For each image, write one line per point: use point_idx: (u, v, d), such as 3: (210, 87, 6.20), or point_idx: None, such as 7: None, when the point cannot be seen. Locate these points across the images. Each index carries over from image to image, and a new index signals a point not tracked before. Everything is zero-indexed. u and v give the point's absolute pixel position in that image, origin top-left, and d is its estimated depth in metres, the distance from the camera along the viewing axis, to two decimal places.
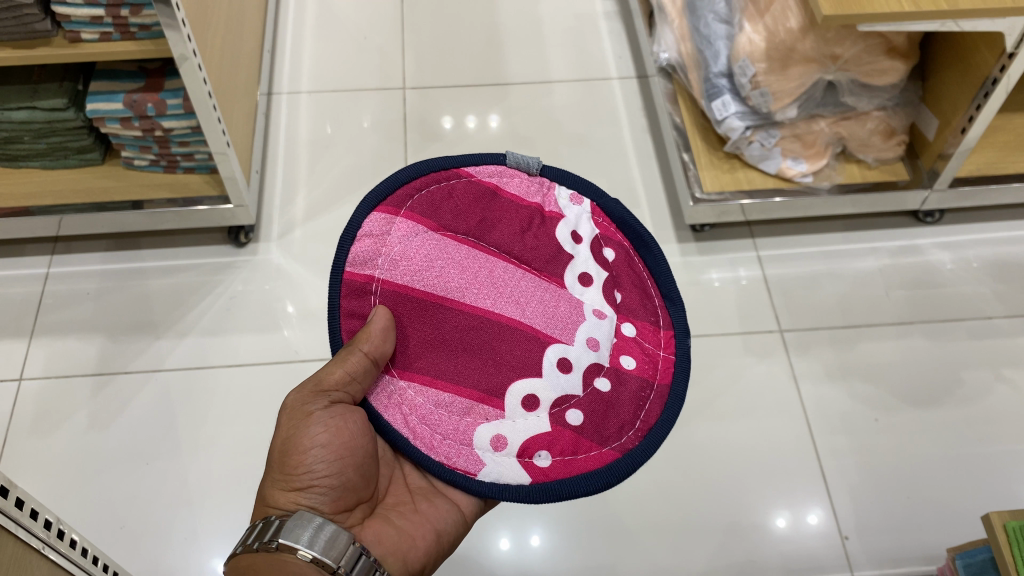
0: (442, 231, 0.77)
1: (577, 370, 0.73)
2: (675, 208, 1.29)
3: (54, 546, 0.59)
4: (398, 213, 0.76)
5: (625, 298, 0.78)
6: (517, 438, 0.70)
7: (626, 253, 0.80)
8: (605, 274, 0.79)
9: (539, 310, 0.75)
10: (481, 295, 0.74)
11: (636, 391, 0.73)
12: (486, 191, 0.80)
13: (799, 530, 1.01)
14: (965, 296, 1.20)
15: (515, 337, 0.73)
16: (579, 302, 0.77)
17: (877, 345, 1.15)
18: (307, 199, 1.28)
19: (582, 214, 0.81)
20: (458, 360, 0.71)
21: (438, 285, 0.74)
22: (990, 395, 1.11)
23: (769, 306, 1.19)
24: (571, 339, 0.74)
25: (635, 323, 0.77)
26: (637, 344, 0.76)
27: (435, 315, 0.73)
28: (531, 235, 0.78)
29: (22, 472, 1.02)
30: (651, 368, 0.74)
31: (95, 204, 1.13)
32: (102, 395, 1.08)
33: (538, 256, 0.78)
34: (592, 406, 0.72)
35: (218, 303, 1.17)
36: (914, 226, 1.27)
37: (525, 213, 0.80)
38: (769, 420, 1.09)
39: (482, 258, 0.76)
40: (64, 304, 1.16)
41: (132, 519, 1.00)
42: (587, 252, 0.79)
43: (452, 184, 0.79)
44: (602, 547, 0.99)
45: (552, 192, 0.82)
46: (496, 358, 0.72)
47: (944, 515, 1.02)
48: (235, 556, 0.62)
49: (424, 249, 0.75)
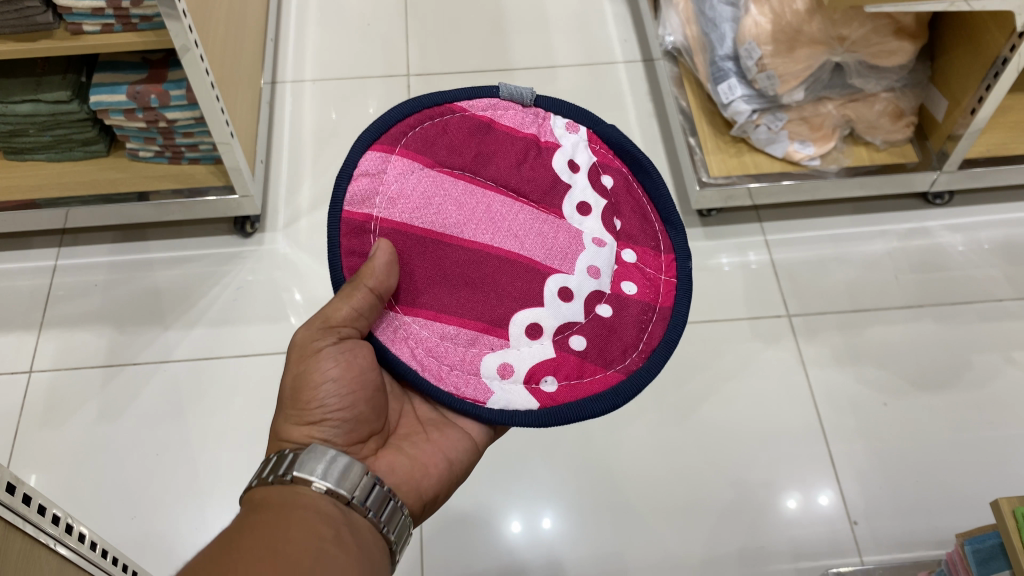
0: (438, 168, 0.74)
1: (578, 297, 0.71)
2: (682, 192, 1.29)
3: (63, 540, 0.59)
4: (393, 150, 0.73)
5: (625, 225, 0.76)
6: (524, 364, 0.68)
7: (621, 176, 0.78)
8: (604, 202, 0.76)
9: (538, 242, 0.73)
10: (480, 230, 0.72)
11: (639, 314, 0.71)
12: (480, 125, 0.77)
13: (808, 512, 1.01)
14: (975, 278, 1.19)
15: (515, 268, 0.71)
16: (578, 231, 0.74)
17: (887, 329, 1.14)
18: (314, 187, 1.28)
19: (578, 142, 0.79)
20: (461, 293, 0.69)
21: (438, 222, 0.71)
22: (1000, 378, 1.10)
23: (777, 291, 1.18)
24: (571, 268, 0.72)
25: (635, 249, 0.75)
26: (637, 270, 0.74)
27: (436, 251, 0.70)
28: (527, 167, 0.76)
29: (33, 463, 1.03)
30: (653, 291, 0.73)
31: (101, 196, 1.13)
32: (113, 386, 1.09)
33: (536, 188, 0.75)
34: (593, 332, 0.70)
35: (226, 293, 1.17)
36: (923, 207, 1.26)
37: (518, 142, 0.77)
38: (778, 404, 1.08)
39: (479, 190, 0.74)
40: (72, 296, 1.17)
41: (145, 509, 1.00)
42: (585, 181, 0.77)
43: (446, 120, 0.77)
44: (610, 531, 0.99)
45: (546, 121, 0.79)
46: (499, 290, 0.70)
47: (954, 498, 1.01)
48: (247, 489, 0.60)
49: (421, 186, 0.72)
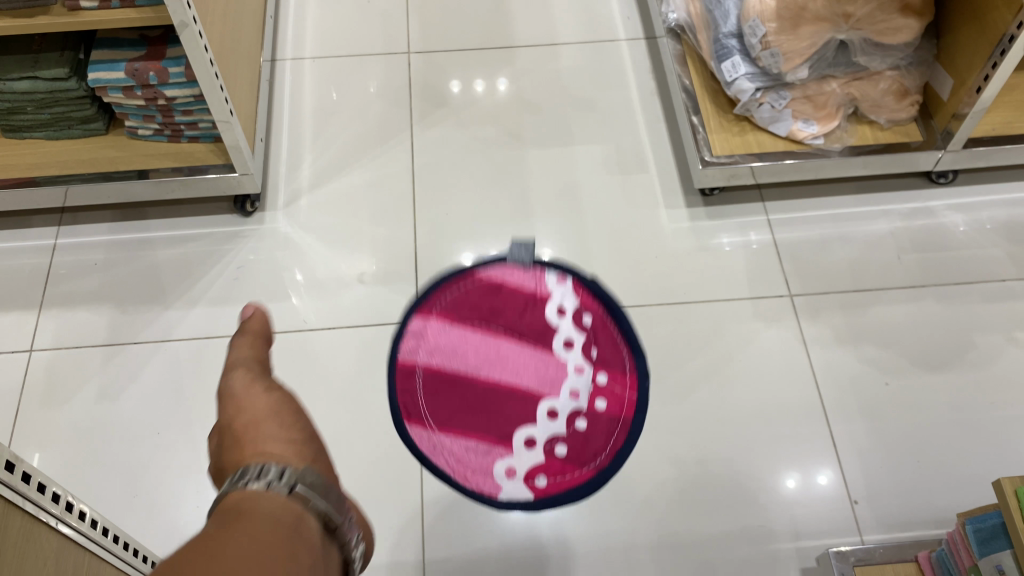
0: (459, 323, 0.88)
1: (561, 416, 0.83)
2: (684, 172, 1.28)
3: (64, 519, 0.59)
4: (432, 314, 0.90)
5: (601, 353, 0.88)
6: (522, 466, 0.81)
7: (596, 308, 0.91)
8: (585, 335, 0.88)
9: (535, 374, 0.85)
10: (493, 366, 0.85)
11: (606, 426, 0.85)
12: (492, 286, 0.91)
13: (808, 492, 1.01)
14: (978, 258, 1.18)
15: (516, 396, 0.84)
16: (563, 361, 0.86)
17: (889, 309, 1.14)
18: (314, 166, 1.27)
19: (566, 292, 0.91)
20: (474, 416, 0.83)
21: (461, 361, 0.85)
22: (1002, 357, 1.10)
23: (779, 270, 1.18)
24: (557, 394, 0.84)
25: (608, 372, 0.87)
26: (608, 390, 0.86)
27: (457, 386, 0.84)
28: (527, 316, 0.89)
29: (34, 443, 1.03)
30: (620, 399, 0.86)
31: (101, 174, 1.12)
32: (113, 365, 1.09)
33: (532, 330, 0.88)
34: (573, 443, 0.83)
35: (227, 272, 1.17)
36: (926, 187, 1.25)
37: (516, 294, 0.91)
38: (779, 384, 1.08)
39: (486, 331, 0.87)
40: (72, 275, 1.16)
41: (146, 488, 1.01)
42: (570, 325, 0.89)
43: (465, 286, 0.91)
44: (610, 511, 0.99)
45: (543, 278, 0.93)
46: (505, 412, 0.83)
47: (954, 478, 1.01)
48: (236, 498, 0.45)
49: (443, 339, 0.87)
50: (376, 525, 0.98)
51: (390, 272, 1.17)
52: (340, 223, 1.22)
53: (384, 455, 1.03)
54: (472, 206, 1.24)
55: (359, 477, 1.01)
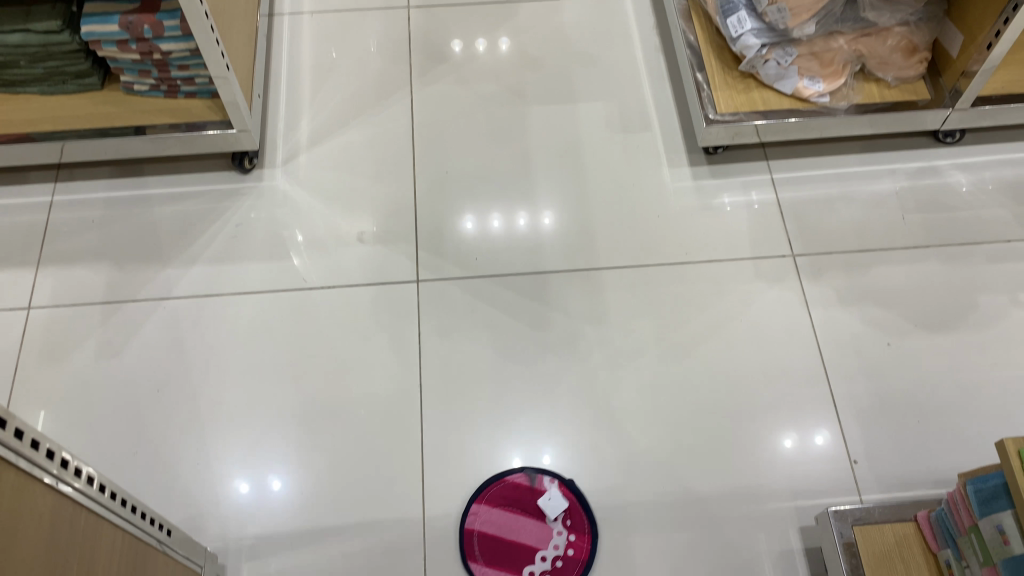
0: (488, 502, 0.97)
1: (549, 557, 0.94)
2: (688, 129, 1.26)
3: (58, 476, 0.59)
4: (478, 501, 0.97)
5: (574, 520, 0.96)
6: None
7: (581, 493, 0.98)
8: (564, 506, 0.97)
9: (536, 529, 0.96)
10: (510, 529, 0.96)
11: (573, 564, 0.94)
12: (512, 484, 0.98)
13: (807, 451, 1.01)
14: (983, 218, 1.17)
15: (525, 549, 0.95)
16: (547, 524, 0.96)
17: (892, 269, 1.13)
18: (312, 123, 1.26)
19: (556, 489, 0.98)
20: (496, 560, 0.94)
21: (491, 522, 0.96)
22: (1005, 319, 1.09)
23: (782, 229, 1.17)
24: (545, 543, 0.95)
25: (577, 530, 0.96)
26: (577, 541, 0.95)
27: (486, 537, 0.95)
28: (530, 499, 0.97)
29: (34, 400, 1.03)
30: (584, 549, 0.94)
31: (97, 130, 1.11)
32: (112, 323, 1.09)
33: (530, 502, 0.97)
34: (554, 574, 0.93)
35: (226, 230, 1.16)
36: (933, 146, 1.23)
37: (529, 495, 0.98)
38: (780, 344, 1.08)
39: (509, 517, 0.96)
40: (69, 232, 1.15)
41: (145, 445, 1.01)
42: (555, 499, 0.97)
43: (493, 489, 0.98)
44: (610, 470, 0.99)
45: (546, 482, 0.98)
46: (518, 554, 0.94)
47: (955, 439, 1.01)
48: None
49: (483, 515, 0.96)
50: (377, 482, 0.99)
51: (389, 230, 1.16)
52: (339, 181, 1.21)
53: (384, 413, 1.03)
54: (472, 165, 1.22)
55: (359, 435, 1.01)
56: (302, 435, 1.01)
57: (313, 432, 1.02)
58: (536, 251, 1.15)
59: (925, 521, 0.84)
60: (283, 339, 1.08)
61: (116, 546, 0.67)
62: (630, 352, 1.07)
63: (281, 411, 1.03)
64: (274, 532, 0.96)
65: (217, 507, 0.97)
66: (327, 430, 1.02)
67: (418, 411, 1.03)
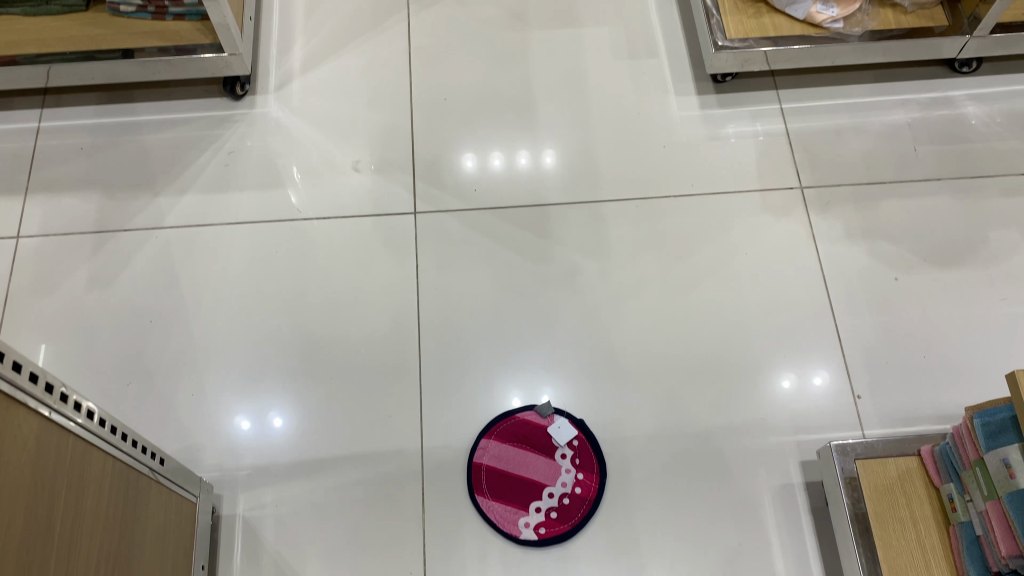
0: (499, 437, 0.96)
1: (557, 494, 0.93)
2: (695, 57, 1.22)
3: (42, 399, 0.57)
4: (489, 436, 0.96)
5: (584, 459, 0.95)
6: (530, 522, 0.92)
7: (590, 433, 0.96)
8: (575, 445, 0.96)
9: (546, 466, 0.94)
10: (519, 465, 0.94)
11: (580, 502, 0.93)
12: (523, 421, 0.97)
13: (810, 386, 1.00)
14: (997, 151, 1.14)
15: (533, 485, 0.94)
16: (557, 462, 0.95)
17: (902, 203, 1.11)
18: (306, 48, 1.22)
19: (568, 428, 0.96)
20: (504, 495, 0.93)
21: (501, 457, 0.95)
22: (1017, 253, 1.07)
23: (790, 161, 1.14)
24: (554, 480, 0.94)
25: (586, 469, 0.94)
26: (586, 480, 0.94)
27: (495, 471, 0.94)
28: (541, 436, 0.96)
29: (26, 330, 1.01)
30: (592, 488, 0.93)
31: (84, 54, 1.07)
32: (104, 253, 1.06)
33: (541, 439, 0.96)
34: (561, 511, 0.92)
35: (218, 158, 1.13)
36: (948, 76, 1.19)
37: (540, 432, 0.96)
38: (785, 278, 1.06)
39: (519, 454, 0.95)
40: (57, 159, 1.12)
41: (140, 376, 0.99)
42: (566, 438, 0.96)
43: (504, 424, 0.97)
44: (610, 404, 0.98)
45: (558, 420, 0.97)
46: (526, 489, 0.93)
47: (960, 375, 1.00)
48: None
49: (493, 450, 0.95)
50: (374, 414, 0.98)
51: (386, 160, 1.13)
52: (334, 109, 1.17)
53: (381, 346, 1.01)
54: (472, 92, 1.19)
55: (357, 367, 1.00)
56: (298, 367, 1.00)
57: (309, 365, 1.00)
58: (537, 182, 1.12)
59: (926, 455, 0.83)
60: (278, 270, 1.05)
61: (105, 473, 0.66)
62: (632, 286, 1.05)
63: (277, 343, 1.01)
64: (271, 463, 0.95)
65: (213, 438, 0.96)
66: (323, 362, 1.00)
67: (416, 344, 1.01)
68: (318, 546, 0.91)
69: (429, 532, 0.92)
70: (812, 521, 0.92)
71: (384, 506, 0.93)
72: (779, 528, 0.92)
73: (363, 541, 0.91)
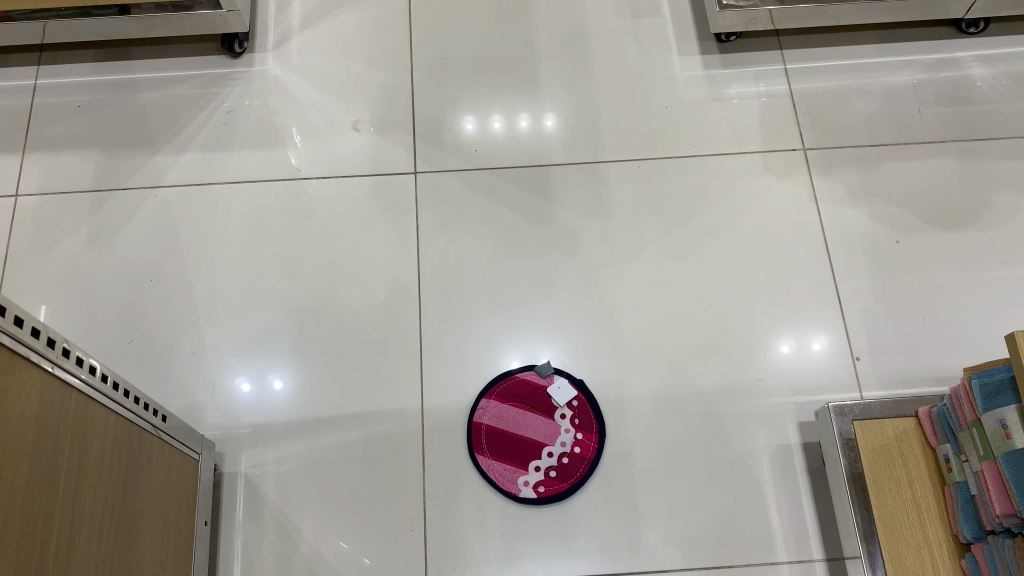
0: (498, 397, 0.96)
1: (557, 453, 0.94)
2: (699, 16, 1.20)
3: (42, 354, 0.57)
4: (488, 396, 0.96)
5: (583, 419, 0.95)
6: (530, 480, 0.92)
7: (590, 393, 0.96)
8: (574, 405, 0.96)
9: (545, 426, 0.95)
10: (520, 425, 0.95)
11: (579, 461, 0.93)
12: (523, 382, 0.97)
13: (810, 348, 1.00)
14: (1002, 113, 1.12)
15: (533, 444, 0.94)
16: (557, 422, 0.95)
17: (905, 166, 1.10)
18: (305, 6, 1.21)
19: (567, 389, 0.96)
20: (504, 454, 0.94)
21: (501, 417, 0.95)
22: (1019, 216, 1.06)
23: (793, 123, 1.13)
24: (554, 440, 0.94)
25: (586, 429, 0.95)
26: (585, 439, 0.94)
27: (495, 431, 0.95)
28: (541, 396, 0.96)
29: (25, 289, 1.01)
30: (592, 447, 0.94)
31: (80, 10, 1.06)
32: (103, 212, 1.06)
33: (541, 399, 0.96)
34: (561, 470, 0.93)
35: (216, 117, 1.12)
36: (954, 37, 1.18)
37: (540, 393, 0.96)
38: (786, 241, 1.05)
39: (519, 414, 0.95)
40: (54, 117, 1.11)
41: (140, 335, 1.00)
42: (566, 399, 0.96)
43: (504, 385, 0.97)
44: (609, 365, 0.99)
45: (558, 381, 0.97)
46: (526, 449, 0.94)
47: (959, 337, 1.00)
48: None
49: (493, 410, 0.95)
50: (374, 375, 0.98)
51: (386, 120, 1.12)
52: (334, 67, 1.16)
53: (381, 306, 1.01)
54: (472, 51, 1.17)
55: (356, 327, 1.00)
56: (298, 327, 1.00)
57: (310, 324, 1.00)
58: (538, 143, 1.11)
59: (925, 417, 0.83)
60: (277, 231, 1.05)
61: (106, 429, 0.66)
62: (632, 248, 1.05)
63: (277, 303, 1.01)
64: (272, 422, 0.96)
65: (215, 397, 0.97)
66: (323, 323, 1.00)
67: (416, 304, 1.01)
68: (319, 503, 0.92)
69: (429, 490, 0.93)
70: (808, 481, 0.93)
71: (384, 464, 0.94)
72: (776, 487, 0.93)
73: (364, 500, 0.92)
